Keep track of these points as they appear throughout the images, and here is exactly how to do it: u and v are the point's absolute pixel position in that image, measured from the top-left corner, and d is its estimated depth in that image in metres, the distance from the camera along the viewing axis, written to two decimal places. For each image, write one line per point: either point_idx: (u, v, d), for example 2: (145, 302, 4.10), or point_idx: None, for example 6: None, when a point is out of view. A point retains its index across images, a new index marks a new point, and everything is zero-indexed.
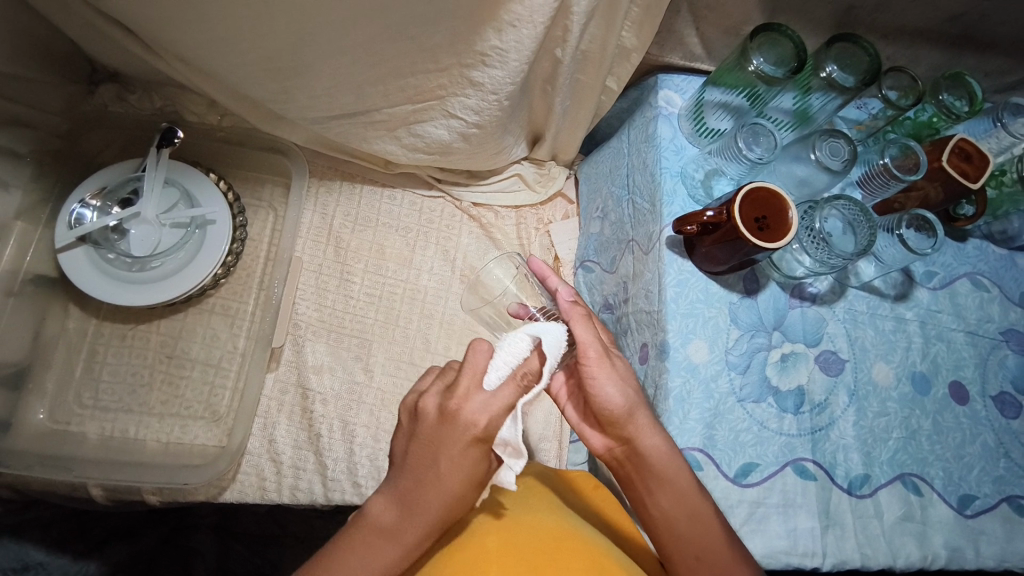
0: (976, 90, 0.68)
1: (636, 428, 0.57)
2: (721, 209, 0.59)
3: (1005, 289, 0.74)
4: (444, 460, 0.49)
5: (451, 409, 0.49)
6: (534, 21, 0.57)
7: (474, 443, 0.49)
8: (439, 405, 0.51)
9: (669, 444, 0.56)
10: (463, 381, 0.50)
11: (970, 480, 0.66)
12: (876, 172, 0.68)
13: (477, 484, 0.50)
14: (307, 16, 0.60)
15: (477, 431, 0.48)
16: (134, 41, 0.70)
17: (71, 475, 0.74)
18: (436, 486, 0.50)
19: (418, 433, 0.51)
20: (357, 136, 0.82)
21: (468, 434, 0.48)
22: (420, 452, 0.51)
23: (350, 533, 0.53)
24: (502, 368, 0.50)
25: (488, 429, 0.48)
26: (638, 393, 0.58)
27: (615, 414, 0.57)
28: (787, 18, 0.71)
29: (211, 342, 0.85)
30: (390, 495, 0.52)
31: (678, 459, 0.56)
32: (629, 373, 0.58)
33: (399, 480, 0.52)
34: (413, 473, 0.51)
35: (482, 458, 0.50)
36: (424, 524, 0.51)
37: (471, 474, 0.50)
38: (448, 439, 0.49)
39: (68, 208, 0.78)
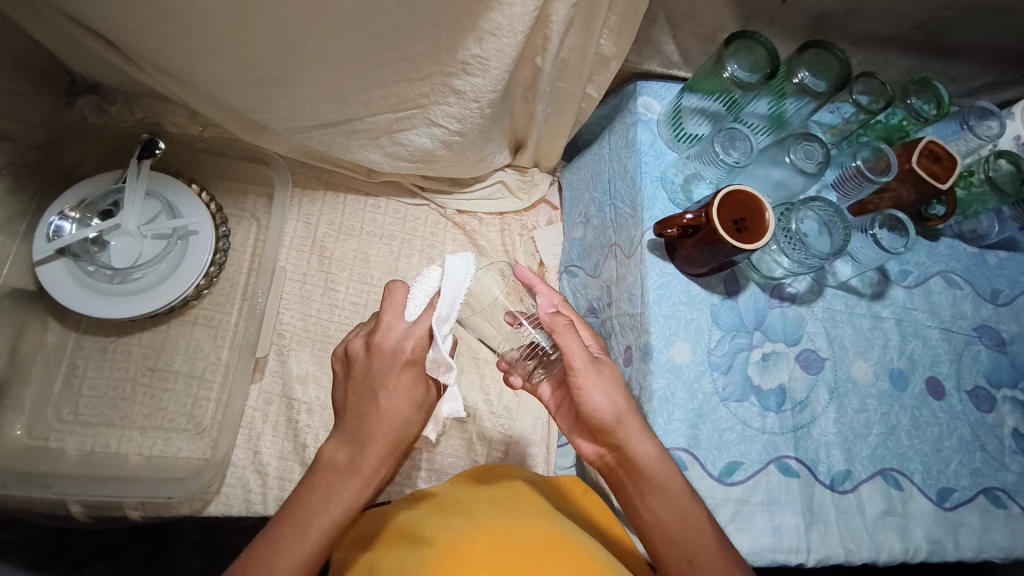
0: (943, 94, 0.70)
1: (627, 436, 0.57)
2: (699, 213, 0.61)
3: (977, 286, 0.76)
4: (387, 392, 0.57)
5: (382, 346, 0.56)
6: (514, 29, 0.58)
7: (407, 368, 0.57)
8: (365, 346, 0.58)
9: (659, 448, 0.57)
10: (387, 317, 0.57)
11: (948, 474, 0.67)
12: (851, 174, 0.70)
13: (418, 408, 0.58)
14: (288, 25, 0.60)
15: (407, 357, 0.56)
16: (114, 52, 0.70)
17: (50, 492, 0.73)
18: (378, 412, 0.57)
19: (353, 376, 0.59)
20: (340, 145, 0.82)
21: (399, 360, 0.56)
22: (358, 389, 0.58)
23: (310, 484, 0.57)
24: (419, 299, 0.57)
25: (415, 353, 0.56)
26: (629, 399, 0.58)
27: (605, 421, 0.56)
28: (761, 26, 0.72)
29: (194, 354, 0.84)
30: (340, 437, 0.58)
31: (668, 462, 0.57)
32: (618, 379, 0.58)
33: (346, 420, 0.59)
34: (355, 408, 0.58)
35: (416, 384, 0.58)
36: (377, 451, 0.57)
37: (411, 398, 0.58)
38: (380, 369, 0.57)
39: (46, 220, 0.76)
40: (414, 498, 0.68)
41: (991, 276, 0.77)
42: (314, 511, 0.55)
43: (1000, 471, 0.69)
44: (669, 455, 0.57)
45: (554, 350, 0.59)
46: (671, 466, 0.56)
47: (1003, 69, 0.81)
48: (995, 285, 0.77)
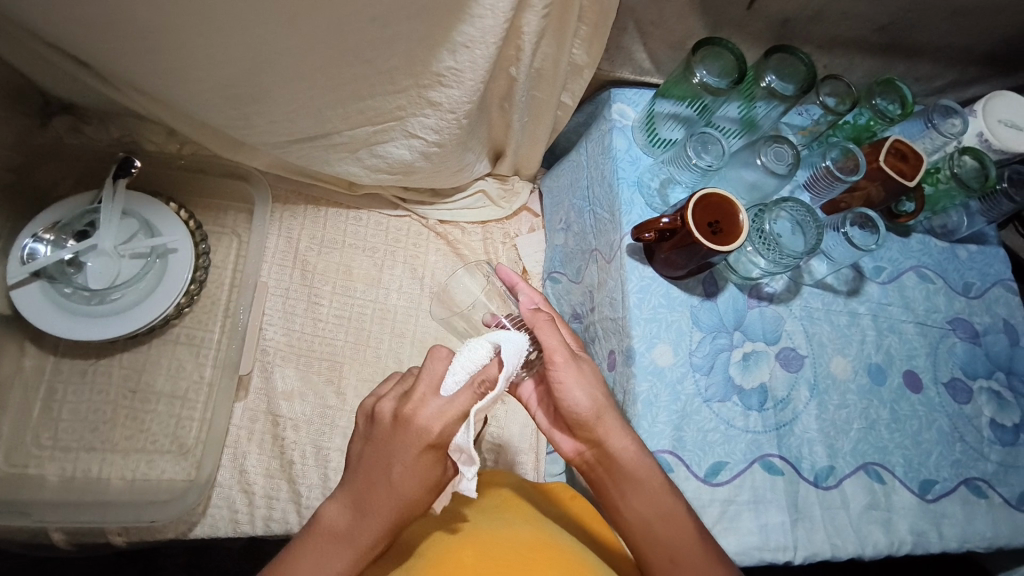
0: (906, 94, 0.72)
1: (606, 431, 0.57)
2: (675, 216, 0.61)
3: (949, 280, 0.77)
4: (398, 467, 0.50)
5: (407, 414, 0.51)
6: (487, 42, 0.59)
7: (427, 449, 0.50)
8: (393, 409, 0.53)
9: (637, 443, 0.58)
10: (421, 388, 0.51)
11: (929, 466, 0.68)
12: (821, 174, 0.71)
13: (432, 490, 0.52)
14: (262, 42, 0.60)
15: (430, 438, 0.50)
16: (86, 73, 0.70)
17: (31, 520, 0.72)
18: (388, 488, 0.51)
19: (373, 436, 0.53)
20: (318, 159, 0.82)
21: (422, 441, 0.50)
22: (375, 454, 0.52)
23: (305, 541, 0.52)
24: (460, 373, 0.51)
25: (441, 435, 0.50)
26: (606, 395, 0.58)
27: (584, 417, 0.57)
28: (729, 33, 0.74)
29: (176, 373, 0.83)
30: (346, 499, 0.53)
31: (645, 458, 0.57)
32: (597, 375, 0.59)
33: (353, 483, 0.53)
34: (366, 474, 0.52)
35: (435, 464, 0.51)
36: (377, 530, 0.51)
37: (425, 478, 0.51)
38: (400, 441, 0.50)
39: (19, 243, 0.76)
40: None
41: (963, 270, 0.79)
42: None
43: (979, 461, 0.70)
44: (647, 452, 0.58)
45: (535, 349, 0.58)
46: (649, 461, 0.57)
47: (964, 68, 0.83)
48: (966, 278, 0.78)
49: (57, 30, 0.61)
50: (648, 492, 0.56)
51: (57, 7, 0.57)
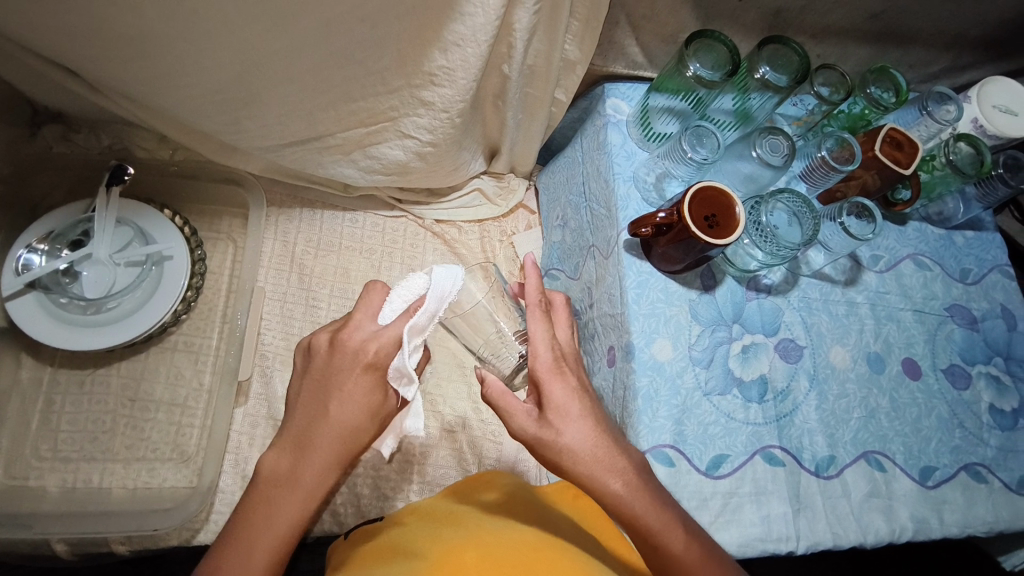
0: (900, 82, 0.72)
1: (593, 477, 0.53)
2: (671, 211, 0.61)
3: (946, 267, 0.78)
4: (339, 399, 0.56)
5: (343, 343, 0.56)
6: (477, 40, 0.59)
7: (367, 371, 0.56)
8: (331, 339, 0.57)
9: (631, 485, 0.53)
10: (359, 317, 0.56)
11: (929, 452, 0.69)
12: (816, 165, 0.71)
13: (373, 416, 0.57)
14: (252, 47, 0.60)
15: (368, 359, 0.55)
16: (75, 81, 0.69)
17: (32, 533, 0.72)
18: (324, 419, 0.56)
19: (310, 370, 0.58)
20: (312, 162, 0.81)
21: (360, 363, 0.55)
22: (312, 387, 0.57)
23: (253, 495, 0.56)
24: (396, 304, 0.56)
25: (381, 356, 0.55)
26: (587, 442, 0.53)
27: (570, 470, 0.53)
28: (721, 24, 0.73)
29: (175, 380, 0.83)
30: (280, 446, 0.57)
31: (641, 496, 0.53)
32: (576, 401, 0.54)
33: (288, 428, 0.58)
34: (305, 412, 0.57)
35: (376, 391, 0.56)
36: (320, 459, 0.56)
37: (364, 404, 0.57)
38: (341, 369, 0.56)
39: (12, 254, 0.75)
40: (406, 510, 0.68)
41: (960, 256, 0.79)
42: (262, 523, 0.54)
43: (979, 447, 0.70)
44: (646, 491, 0.53)
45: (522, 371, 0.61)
46: (644, 503, 0.53)
47: (958, 54, 0.83)
48: (963, 265, 0.78)
49: (44, 40, 0.61)
50: (649, 535, 0.52)
51: (43, 17, 0.57)
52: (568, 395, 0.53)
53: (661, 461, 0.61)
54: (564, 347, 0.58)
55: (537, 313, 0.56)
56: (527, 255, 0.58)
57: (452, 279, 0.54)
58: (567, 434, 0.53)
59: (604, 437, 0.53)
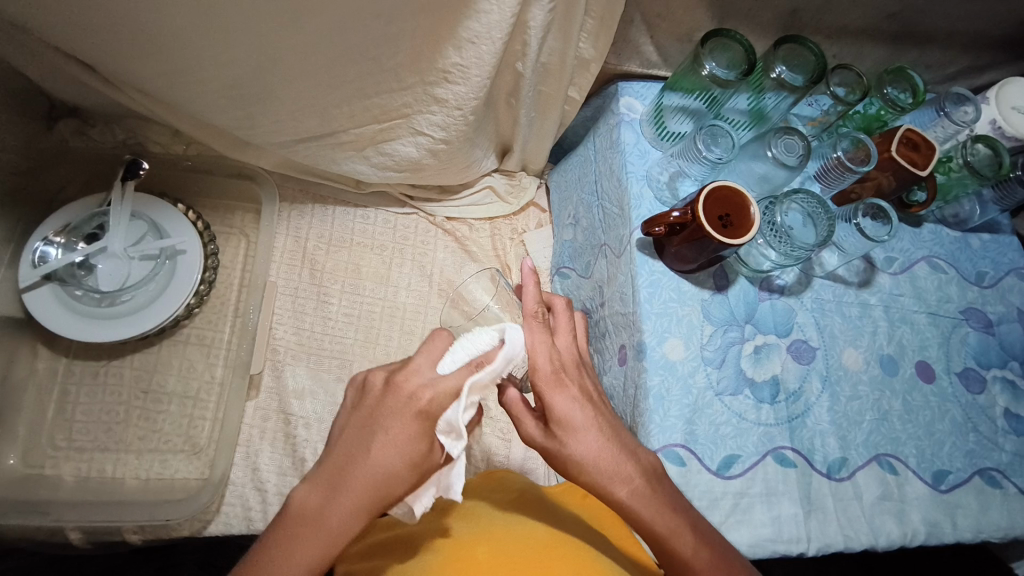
0: (918, 82, 0.71)
1: (601, 483, 0.53)
2: (685, 210, 0.61)
3: (961, 270, 0.77)
4: (377, 441, 0.49)
5: (400, 385, 0.50)
6: (492, 37, 0.59)
7: (417, 417, 0.49)
8: (385, 379, 0.52)
9: (637, 493, 0.52)
10: (417, 359, 0.51)
11: (942, 457, 0.68)
12: (831, 165, 0.71)
13: (412, 468, 0.49)
14: (267, 43, 0.60)
15: (422, 404, 0.49)
16: (92, 75, 0.69)
17: (48, 520, 0.73)
18: (359, 459, 0.49)
19: (361, 406, 0.52)
20: (325, 158, 0.82)
21: (412, 407, 0.49)
22: (360, 424, 0.51)
23: (277, 530, 0.50)
24: (459, 355, 0.51)
25: (433, 405, 0.49)
26: (592, 452, 0.52)
27: (579, 477, 0.53)
28: (736, 23, 0.73)
29: (188, 373, 0.84)
30: (314, 480, 0.51)
31: (647, 502, 0.53)
32: (576, 411, 0.53)
33: (326, 465, 0.51)
34: (345, 450, 0.51)
35: (420, 439, 0.49)
36: (349, 505, 0.49)
37: (407, 453, 0.49)
38: (389, 409, 0.50)
39: (30, 246, 0.76)
40: (416, 506, 0.68)
41: (975, 259, 0.78)
42: (274, 562, 0.48)
43: (993, 452, 0.70)
44: (654, 497, 0.53)
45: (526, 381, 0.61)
46: (652, 509, 0.52)
47: (976, 54, 0.82)
48: (979, 268, 0.78)
49: (62, 34, 0.61)
50: (655, 540, 0.53)
51: (61, 11, 0.57)
52: (571, 405, 0.53)
53: (672, 461, 0.61)
54: (564, 354, 0.57)
55: (536, 324, 0.55)
56: (525, 259, 0.57)
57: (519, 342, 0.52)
58: (573, 445, 0.53)
59: (611, 446, 0.53)
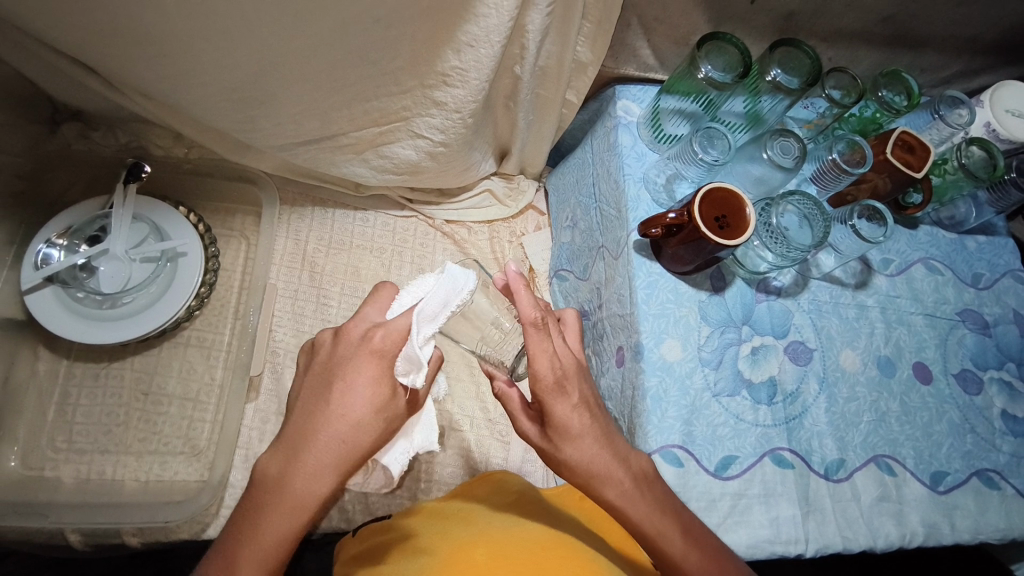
0: (912, 85, 0.72)
1: (595, 486, 0.54)
2: (681, 211, 0.62)
3: (957, 271, 0.77)
4: (339, 403, 0.52)
5: (348, 333, 0.53)
6: (491, 40, 0.60)
7: (373, 358, 0.52)
8: (333, 334, 0.55)
9: (626, 495, 0.54)
10: (366, 309, 0.54)
11: (940, 457, 0.68)
12: (827, 168, 0.71)
13: (376, 414, 0.52)
14: (268, 46, 0.61)
15: (376, 346, 0.51)
16: (95, 79, 0.70)
17: (47, 522, 0.72)
18: (320, 421, 0.52)
19: (315, 364, 0.55)
20: (325, 161, 0.82)
21: (365, 350, 0.52)
22: (315, 379, 0.54)
23: (249, 500, 0.52)
24: (406, 299, 0.53)
25: (388, 350, 0.51)
26: (587, 457, 0.53)
27: (575, 478, 0.55)
28: (732, 27, 0.74)
29: (187, 375, 0.84)
30: (276, 446, 0.53)
31: (638, 503, 0.54)
32: (576, 420, 0.53)
33: (286, 428, 0.53)
34: (302, 408, 0.53)
35: (381, 381, 0.52)
36: (312, 463, 0.51)
37: (368, 400, 0.51)
38: (341, 359, 0.53)
39: (32, 248, 0.77)
40: (413, 509, 0.68)
41: (972, 261, 0.79)
42: (247, 537, 0.51)
43: (991, 452, 0.70)
44: (643, 499, 0.54)
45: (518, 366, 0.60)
46: (640, 507, 0.54)
47: (971, 58, 0.83)
48: (975, 269, 0.78)
49: (66, 38, 0.62)
50: (646, 539, 0.54)
51: (66, 15, 0.58)
52: (571, 413, 0.52)
53: (670, 462, 0.61)
54: (565, 357, 0.53)
55: (536, 331, 0.50)
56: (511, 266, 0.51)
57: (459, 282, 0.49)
58: (568, 450, 0.54)
59: (603, 452, 0.54)
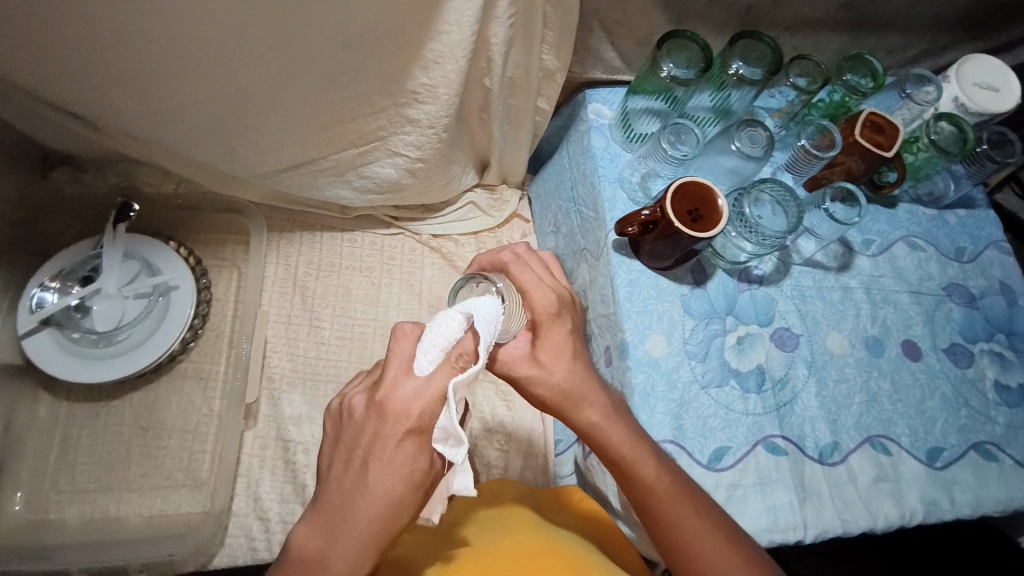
0: (876, 67, 0.73)
1: (576, 408, 0.54)
2: (654, 208, 0.62)
3: (939, 247, 0.77)
4: (392, 493, 0.47)
5: (382, 404, 0.47)
6: (455, 56, 0.62)
7: (408, 436, 0.47)
8: (366, 402, 0.49)
9: (607, 416, 0.54)
10: (393, 372, 0.48)
11: (935, 434, 0.68)
12: (800, 155, 0.72)
13: (414, 487, 0.47)
14: (240, 78, 0.63)
15: (411, 422, 0.46)
16: (80, 124, 0.72)
17: (52, 564, 0.75)
18: (374, 510, 0.47)
19: (345, 438, 0.49)
20: (306, 186, 0.84)
21: (402, 426, 0.46)
22: (349, 454, 0.49)
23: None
24: (431, 352, 0.46)
25: (423, 417, 0.46)
26: (566, 378, 0.54)
27: (552, 405, 0.55)
28: (694, 24, 0.75)
29: (186, 408, 0.85)
30: (312, 521, 0.49)
31: (617, 424, 0.55)
32: (567, 342, 0.55)
33: (325, 503, 0.49)
34: (339, 489, 0.48)
35: (420, 455, 0.47)
36: (356, 547, 0.47)
37: (404, 474, 0.47)
38: (379, 433, 0.47)
39: (26, 293, 0.79)
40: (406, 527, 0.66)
41: (954, 235, 0.79)
42: None
43: (988, 425, 0.70)
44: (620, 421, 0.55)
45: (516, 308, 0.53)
46: (619, 431, 0.54)
47: (935, 35, 0.83)
48: (958, 243, 0.78)
49: (50, 87, 0.64)
50: (622, 465, 0.53)
51: (45, 63, 0.60)
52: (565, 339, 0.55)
53: None
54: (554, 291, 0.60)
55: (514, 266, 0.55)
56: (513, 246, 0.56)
57: (493, 322, 0.45)
58: (556, 373, 0.54)
59: (588, 374, 0.55)
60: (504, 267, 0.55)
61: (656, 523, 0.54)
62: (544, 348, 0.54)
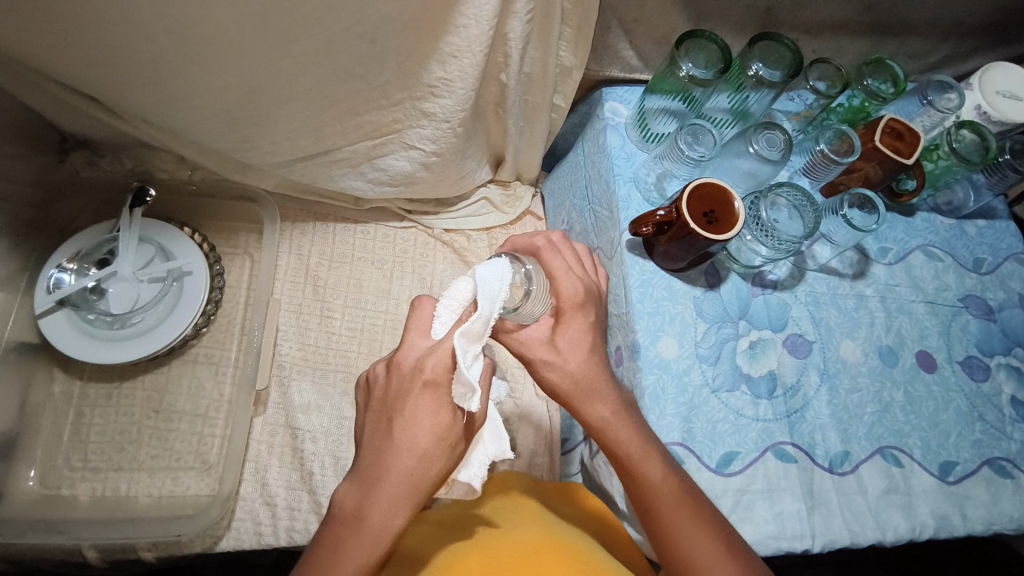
0: (898, 73, 0.72)
1: (582, 404, 0.54)
2: (670, 209, 0.62)
3: (958, 257, 0.76)
4: (421, 445, 0.47)
5: (402, 363, 0.49)
6: (473, 50, 0.61)
7: (426, 390, 0.48)
8: (387, 368, 0.51)
9: (616, 414, 0.54)
10: (410, 336, 0.50)
11: (948, 447, 0.67)
12: (818, 160, 0.71)
13: (441, 441, 0.48)
14: (258, 67, 0.63)
15: (426, 375, 0.47)
16: (100, 109, 0.73)
17: (65, 538, 0.75)
18: (406, 459, 0.47)
19: (372, 401, 0.51)
20: (322, 176, 0.84)
21: (419, 380, 0.48)
22: (377, 416, 0.50)
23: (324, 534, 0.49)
24: (446, 316, 0.48)
25: (438, 370, 0.47)
26: (581, 371, 0.54)
27: (564, 395, 0.55)
28: (713, 24, 0.74)
29: (197, 392, 0.86)
30: (352, 478, 0.50)
31: (626, 425, 0.54)
32: (588, 335, 0.54)
33: (362, 460, 0.50)
34: (371, 448, 0.49)
35: (441, 409, 0.48)
36: (386, 496, 0.47)
37: (430, 427, 0.48)
38: (402, 392, 0.48)
39: (45, 274, 0.80)
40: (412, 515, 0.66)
41: (973, 246, 0.78)
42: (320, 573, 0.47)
43: (1002, 440, 0.68)
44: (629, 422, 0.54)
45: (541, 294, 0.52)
46: (627, 431, 0.54)
47: (958, 42, 0.82)
48: (977, 254, 0.77)
49: (71, 72, 0.65)
50: (627, 463, 0.53)
51: (66, 48, 0.60)
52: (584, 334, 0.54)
53: None
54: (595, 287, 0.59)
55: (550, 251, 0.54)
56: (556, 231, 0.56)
57: (499, 277, 0.44)
58: (571, 362, 0.54)
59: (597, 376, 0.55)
60: (537, 252, 0.54)
61: (654, 524, 0.53)
62: (563, 337, 0.54)
